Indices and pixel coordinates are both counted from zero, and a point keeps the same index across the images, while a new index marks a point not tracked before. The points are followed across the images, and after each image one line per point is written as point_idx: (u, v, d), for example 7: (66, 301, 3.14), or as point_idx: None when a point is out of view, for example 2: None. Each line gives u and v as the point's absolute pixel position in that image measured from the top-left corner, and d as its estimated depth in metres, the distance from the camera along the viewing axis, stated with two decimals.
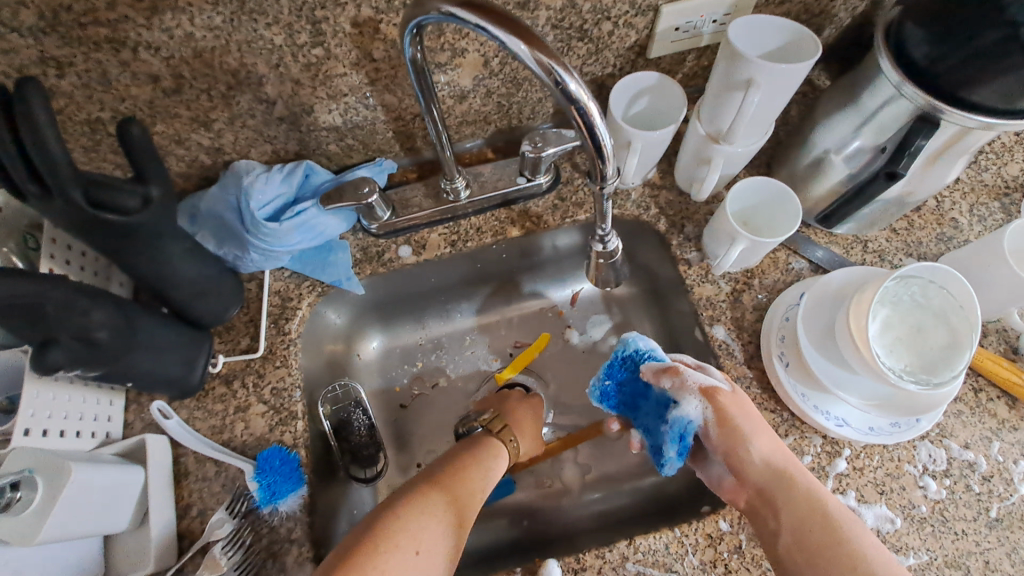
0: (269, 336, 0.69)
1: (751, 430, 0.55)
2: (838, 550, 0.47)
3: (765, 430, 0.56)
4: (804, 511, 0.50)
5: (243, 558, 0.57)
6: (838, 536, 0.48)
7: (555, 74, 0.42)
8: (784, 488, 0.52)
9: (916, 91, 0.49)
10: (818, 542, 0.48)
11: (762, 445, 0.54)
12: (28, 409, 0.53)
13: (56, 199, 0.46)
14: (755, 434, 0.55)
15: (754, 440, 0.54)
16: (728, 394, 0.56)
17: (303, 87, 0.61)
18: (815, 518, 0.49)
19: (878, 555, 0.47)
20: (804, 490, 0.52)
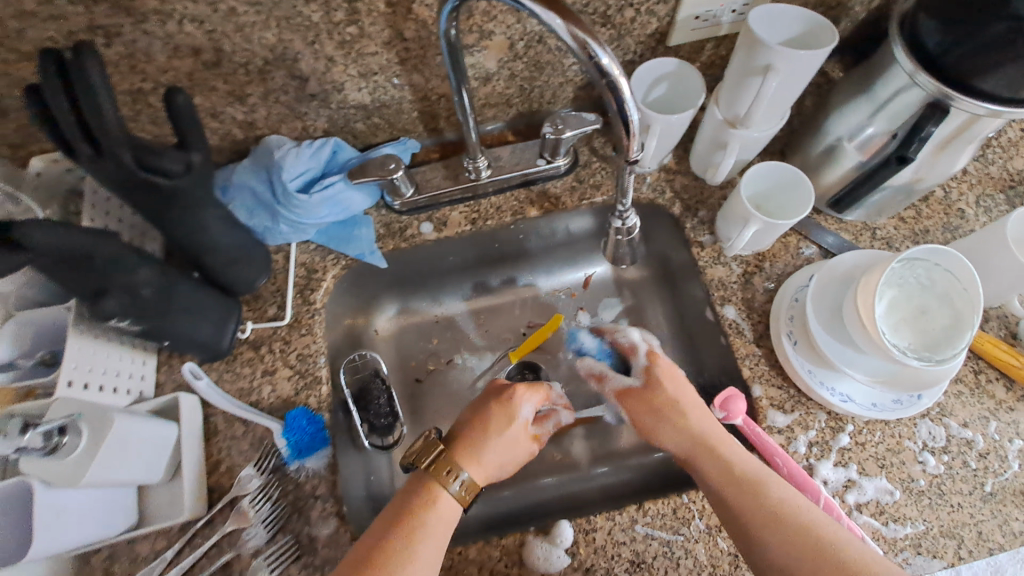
0: (295, 305, 0.72)
1: (661, 410, 0.62)
2: (761, 515, 0.51)
3: (687, 410, 0.61)
4: (725, 480, 0.55)
5: (272, 510, 0.62)
6: (750, 492, 0.53)
7: (589, 49, 0.44)
8: (708, 459, 0.57)
9: (928, 79, 0.51)
10: (740, 508, 0.53)
11: (680, 427, 0.60)
12: (72, 362, 0.56)
13: (106, 161, 0.47)
14: (673, 415, 0.61)
15: (665, 419, 0.62)
16: (639, 389, 0.66)
17: (335, 65, 0.63)
18: (737, 487, 0.54)
19: (789, 505, 0.51)
20: (726, 460, 0.56)
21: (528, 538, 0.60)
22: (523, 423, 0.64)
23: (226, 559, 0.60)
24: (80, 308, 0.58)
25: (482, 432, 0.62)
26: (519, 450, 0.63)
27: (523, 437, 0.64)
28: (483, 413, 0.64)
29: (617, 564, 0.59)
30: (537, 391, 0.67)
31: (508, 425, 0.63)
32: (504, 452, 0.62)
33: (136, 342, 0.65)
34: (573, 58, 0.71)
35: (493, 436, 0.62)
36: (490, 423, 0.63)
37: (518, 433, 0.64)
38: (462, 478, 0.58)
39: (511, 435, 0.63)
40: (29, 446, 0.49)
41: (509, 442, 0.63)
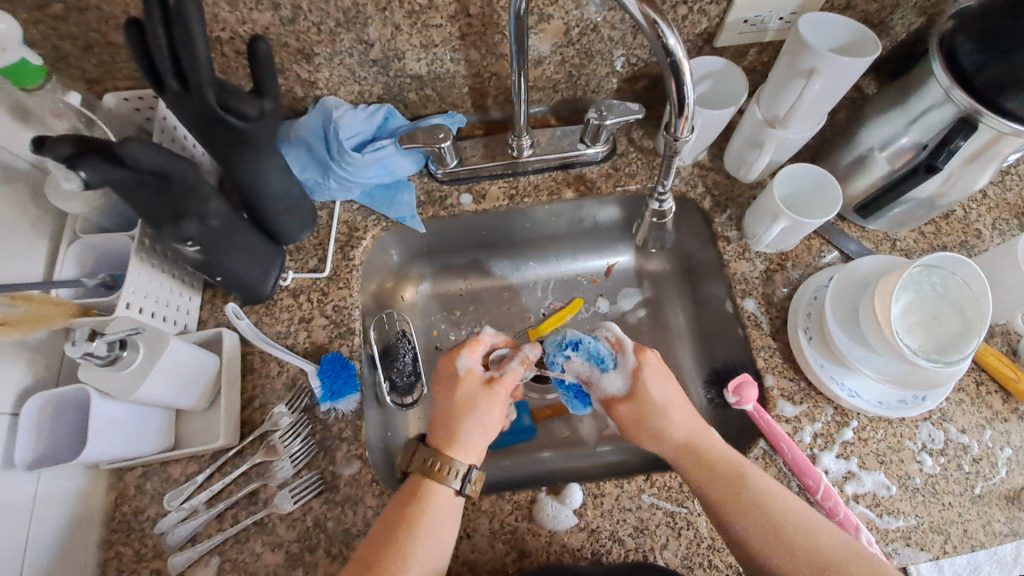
0: (335, 260, 0.75)
1: (648, 419, 0.62)
2: (748, 516, 0.54)
3: (673, 420, 0.61)
4: (712, 485, 0.57)
5: (300, 447, 0.65)
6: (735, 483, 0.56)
7: (657, 27, 0.49)
8: (695, 457, 0.59)
9: (962, 96, 0.55)
10: (727, 511, 0.55)
11: (665, 434, 0.61)
12: (131, 287, 0.59)
13: (192, 96, 0.50)
14: (657, 422, 0.62)
15: (653, 423, 0.62)
16: (621, 398, 0.64)
17: (400, 33, 0.67)
18: (722, 490, 0.56)
19: (767, 490, 0.56)
20: (710, 464, 0.58)
21: (539, 495, 0.63)
22: (471, 378, 0.61)
23: (253, 488, 0.63)
24: (142, 237, 0.61)
25: (444, 410, 0.60)
26: (483, 406, 0.59)
27: (481, 391, 0.60)
28: (439, 394, 0.62)
29: (622, 528, 0.61)
30: (470, 347, 0.64)
31: (459, 390, 0.60)
32: (472, 420, 0.59)
33: (185, 277, 0.69)
34: (622, 50, 0.74)
35: (453, 409, 0.59)
36: (443, 400, 0.61)
37: (473, 391, 0.60)
38: (456, 470, 0.56)
39: (465, 398, 0.60)
40: (95, 352, 0.52)
41: (467, 402, 0.60)
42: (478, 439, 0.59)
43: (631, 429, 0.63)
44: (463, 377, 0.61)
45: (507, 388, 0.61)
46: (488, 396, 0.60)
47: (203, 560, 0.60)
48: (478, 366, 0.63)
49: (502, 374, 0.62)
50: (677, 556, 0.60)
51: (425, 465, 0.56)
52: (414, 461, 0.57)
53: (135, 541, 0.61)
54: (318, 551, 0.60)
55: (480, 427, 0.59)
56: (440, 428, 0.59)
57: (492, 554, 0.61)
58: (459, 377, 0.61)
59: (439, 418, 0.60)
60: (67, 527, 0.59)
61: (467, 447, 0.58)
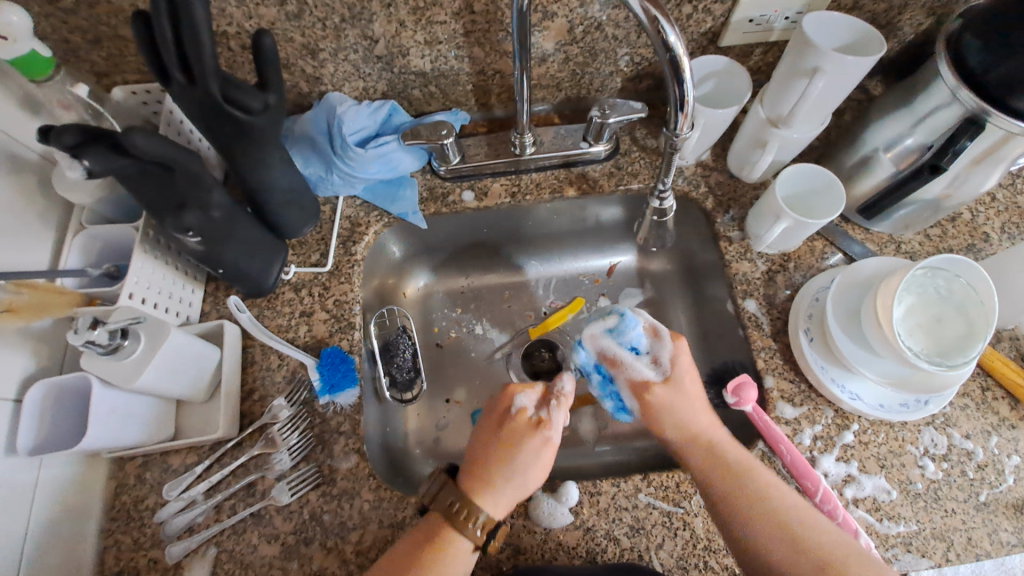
0: (337, 255, 0.75)
1: (674, 406, 0.61)
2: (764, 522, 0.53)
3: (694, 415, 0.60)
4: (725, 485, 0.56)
5: (298, 440, 0.65)
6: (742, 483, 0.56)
7: (658, 24, 0.49)
8: (701, 451, 0.59)
9: (970, 95, 0.54)
10: (741, 512, 0.54)
11: (684, 426, 0.60)
12: (135, 277, 0.60)
13: (196, 89, 0.50)
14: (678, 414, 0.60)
15: (676, 414, 0.60)
16: (658, 381, 0.61)
17: (405, 29, 0.67)
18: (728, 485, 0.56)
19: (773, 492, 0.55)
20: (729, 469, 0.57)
21: (535, 492, 0.62)
22: (525, 418, 0.60)
23: (251, 479, 0.63)
24: (146, 228, 0.61)
25: (484, 452, 0.59)
26: (530, 451, 0.58)
27: (529, 435, 0.59)
28: (489, 426, 0.61)
29: (618, 527, 0.61)
30: (532, 384, 0.63)
31: (506, 428, 0.60)
32: (534, 468, 0.58)
33: (188, 269, 0.69)
34: (626, 49, 0.74)
35: (496, 452, 0.59)
36: (494, 433, 0.60)
37: (523, 432, 0.60)
38: (482, 520, 0.55)
39: (514, 438, 0.59)
40: (96, 341, 0.53)
41: (513, 443, 0.59)
42: (513, 492, 0.57)
43: (661, 414, 0.61)
44: (514, 414, 0.61)
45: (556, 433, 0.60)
46: (538, 441, 0.59)
47: (200, 550, 0.60)
48: (532, 408, 0.62)
49: (553, 421, 0.61)
50: (672, 557, 0.59)
51: (447, 507, 0.56)
52: (436, 498, 0.57)
53: (134, 530, 0.61)
54: (314, 544, 0.60)
55: (519, 478, 0.57)
56: (481, 467, 0.58)
57: (487, 550, 0.60)
58: (512, 412, 0.61)
59: (472, 462, 0.59)
60: (67, 514, 0.60)
61: (500, 499, 0.57)
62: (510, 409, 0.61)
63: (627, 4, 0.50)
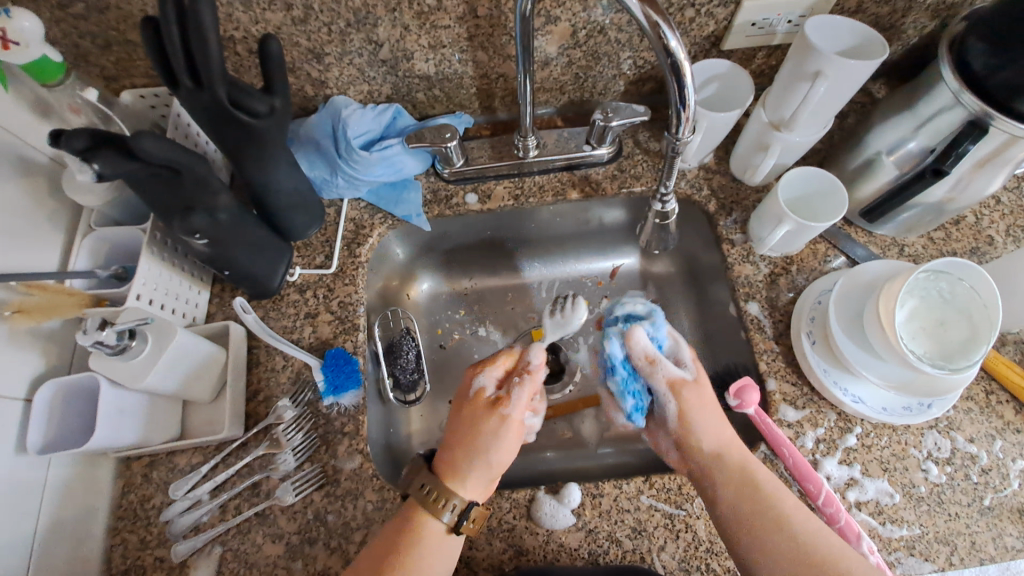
0: (342, 256, 0.76)
1: (702, 411, 0.60)
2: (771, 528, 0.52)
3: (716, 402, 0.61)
4: (737, 492, 0.55)
5: (302, 440, 0.65)
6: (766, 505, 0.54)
7: (660, 29, 0.50)
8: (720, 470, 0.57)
9: (973, 99, 0.54)
10: (757, 529, 0.53)
11: (709, 433, 0.59)
12: (141, 278, 0.61)
13: (203, 94, 0.50)
14: (704, 416, 0.60)
15: (708, 426, 0.59)
16: (688, 381, 0.61)
17: (409, 33, 0.68)
18: (750, 508, 0.54)
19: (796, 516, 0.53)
20: (740, 473, 0.56)
21: (538, 493, 0.63)
22: (484, 399, 0.61)
23: (256, 480, 0.64)
24: (153, 231, 0.62)
25: (454, 430, 0.60)
26: (489, 433, 0.58)
27: (489, 414, 0.59)
28: (456, 411, 0.62)
29: (620, 529, 0.61)
30: (495, 363, 0.63)
31: (466, 410, 0.61)
32: (506, 450, 0.58)
33: (194, 271, 0.70)
34: (629, 52, 0.74)
35: (466, 430, 0.59)
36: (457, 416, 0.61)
37: (480, 412, 0.60)
38: (453, 504, 0.55)
39: (473, 419, 0.59)
40: (105, 342, 0.53)
41: (472, 424, 0.59)
42: (480, 472, 0.57)
43: (688, 420, 0.59)
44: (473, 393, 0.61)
45: (518, 412, 0.59)
46: (495, 420, 0.59)
47: (205, 550, 0.61)
48: (493, 388, 0.62)
49: (512, 399, 0.60)
50: (674, 559, 0.59)
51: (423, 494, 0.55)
52: (414, 485, 0.57)
53: (140, 529, 0.62)
54: (318, 544, 0.61)
55: (483, 460, 0.57)
56: (450, 450, 0.58)
57: (489, 550, 0.61)
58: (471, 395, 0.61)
59: (447, 441, 0.59)
60: (75, 512, 0.60)
61: (471, 482, 0.57)
62: (471, 390, 0.62)
63: (629, 8, 0.51)
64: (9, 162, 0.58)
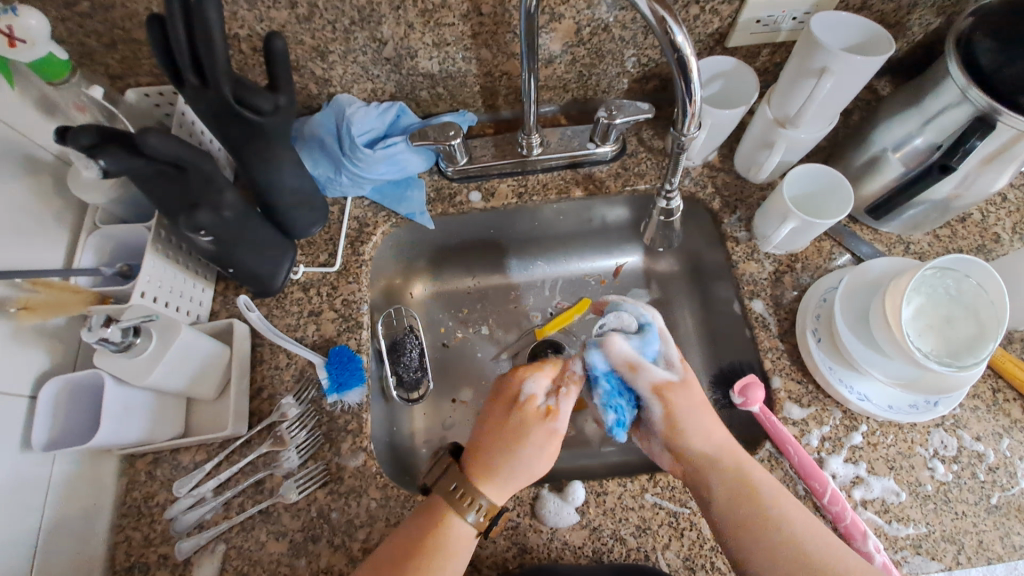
0: (345, 255, 0.76)
1: (696, 415, 0.58)
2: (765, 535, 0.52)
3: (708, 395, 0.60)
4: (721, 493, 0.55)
5: (306, 437, 0.65)
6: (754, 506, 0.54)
7: (666, 25, 0.50)
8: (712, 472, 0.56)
9: (980, 94, 0.54)
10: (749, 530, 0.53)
11: (702, 435, 0.57)
12: (147, 276, 0.61)
13: (208, 91, 0.50)
14: (698, 420, 0.58)
15: (697, 427, 0.58)
16: (676, 384, 0.59)
17: (413, 32, 0.68)
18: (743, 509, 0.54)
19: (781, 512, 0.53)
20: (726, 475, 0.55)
21: (542, 491, 0.62)
22: (531, 408, 0.59)
23: (260, 477, 0.63)
24: (158, 228, 0.62)
25: (488, 431, 0.59)
26: (536, 444, 0.57)
27: (537, 424, 0.58)
28: (491, 412, 0.60)
29: (624, 527, 0.61)
30: (543, 370, 0.61)
31: (515, 415, 0.58)
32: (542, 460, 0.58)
33: (198, 269, 0.70)
34: (632, 50, 0.74)
35: (507, 435, 0.57)
36: (493, 424, 0.59)
37: (527, 422, 0.58)
38: (480, 506, 0.55)
39: (520, 428, 0.57)
40: (110, 338, 0.53)
41: (519, 435, 0.57)
42: (518, 482, 0.57)
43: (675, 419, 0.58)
44: (524, 401, 0.59)
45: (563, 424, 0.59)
46: (544, 432, 0.58)
47: (209, 547, 0.61)
48: (541, 397, 0.59)
49: (561, 410, 0.59)
50: (679, 557, 0.59)
51: (448, 489, 0.56)
52: (438, 482, 0.57)
53: (145, 527, 0.62)
54: (321, 542, 0.61)
55: (523, 472, 0.57)
56: (482, 454, 0.57)
57: (493, 548, 0.60)
58: (519, 402, 0.59)
59: (476, 443, 0.59)
60: (79, 509, 0.60)
61: (506, 488, 0.57)
62: (518, 395, 0.60)
63: (634, 5, 0.51)
64: (15, 159, 0.58)
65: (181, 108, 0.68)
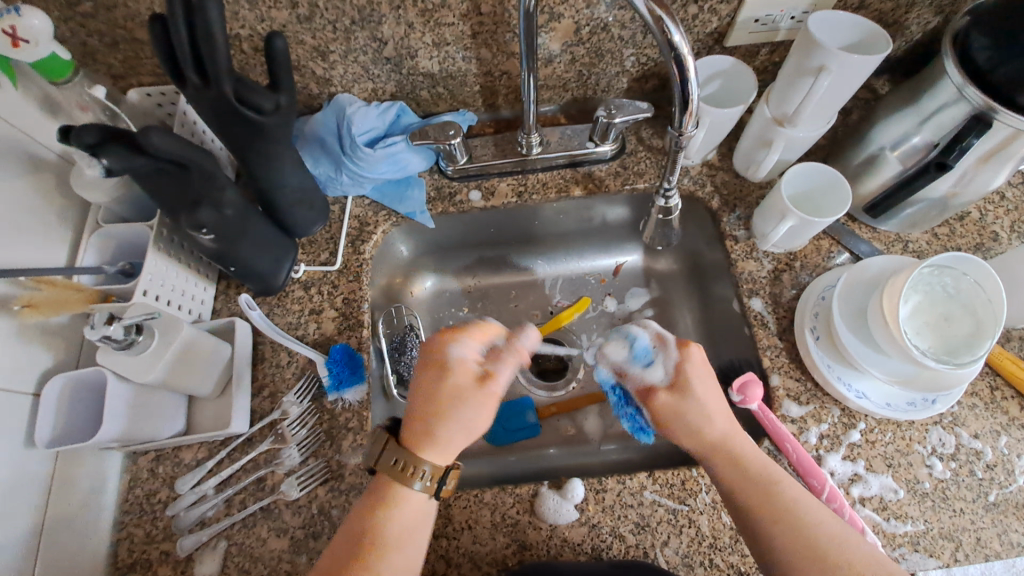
0: (346, 253, 0.76)
1: (698, 404, 0.58)
2: (785, 532, 0.51)
3: (711, 400, 0.59)
4: (734, 481, 0.55)
5: (308, 435, 0.65)
6: (770, 493, 0.53)
7: (663, 24, 0.50)
8: (723, 462, 0.56)
9: (976, 92, 0.54)
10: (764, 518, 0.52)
11: (703, 424, 0.58)
12: (149, 274, 0.61)
13: (210, 90, 0.51)
14: (685, 422, 0.58)
15: (700, 416, 0.58)
16: (663, 387, 0.61)
17: (413, 31, 0.68)
18: (757, 498, 0.53)
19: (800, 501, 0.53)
20: (738, 462, 0.55)
21: (542, 488, 0.63)
22: (464, 371, 0.56)
23: (261, 474, 0.64)
24: (160, 227, 0.63)
25: (420, 396, 0.55)
26: (472, 407, 0.54)
27: (472, 389, 0.55)
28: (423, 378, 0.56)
29: (623, 524, 0.61)
30: (473, 332, 0.59)
31: (448, 380, 0.55)
32: (480, 421, 0.55)
33: (200, 268, 0.70)
34: (631, 50, 0.75)
35: (438, 401, 0.54)
36: (424, 390, 0.55)
37: (463, 387, 0.55)
38: (427, 471, 0.53)
39: (451, 394, 0.54)
40: (113, 335, 0.53)
41: (456, 397, 0.54)
42: (457, 442, 0.54)
43: (671, 417, 0.59)
44: (454, 366, 0.56)
45: (501, 388, 0.56)
46: (481, 395, 0.55)
47: (211, 543, 0.61)
48: (473, 360, 0.57)
49: (499, 375, 0.57)
50: (678, 554, 0.60)
51: (388, 466, 0.52)
52: (378, 460, 0.53)
53: (147, 524, 0.63)
54: (322, 538, 0.61)
55: (463, 434, 0.54)
56: (416, 420, 0.54)
57: (492, 545, 0.61)
58: (449, 367, 0.56)
59: (410, 408, 0.55)
60: (82, 506, 0.61)
61: (447, 451, 0.54)
62: (449, 360, 0.56)
63: (632, 4, 0.51)
64: (18, 158, 0.59)
65: (183, 108, 0.68)
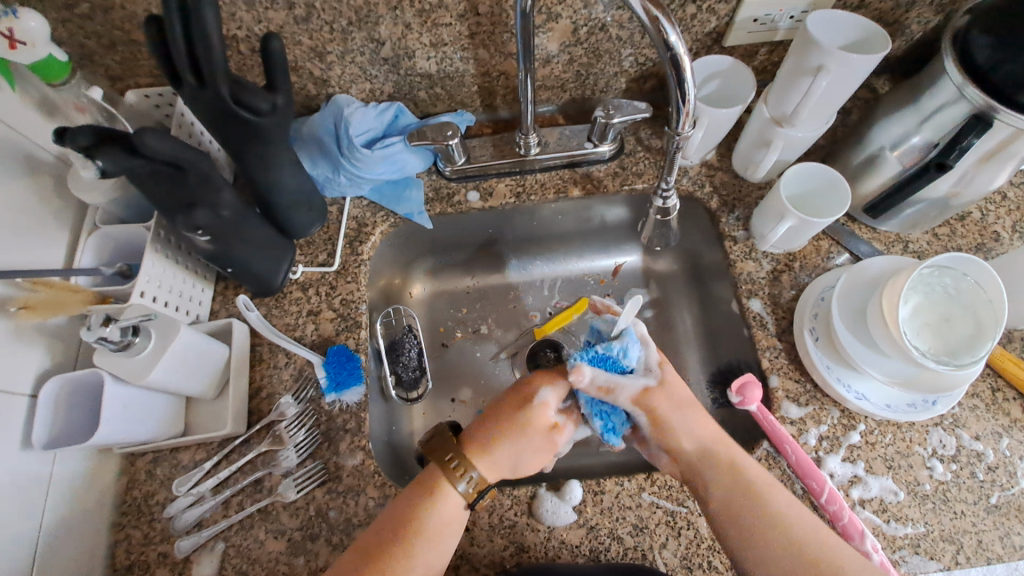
0: (344, 254, 0.76)
1: (681, 410, 0.59)
2: (771, 542, 0.53)
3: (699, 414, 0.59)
4: (728, 490, 0.55)
5: (305, 436, 0.65)
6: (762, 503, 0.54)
7: (659, 23, 0.50)
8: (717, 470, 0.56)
9: (976, 91, 0.54)
10: (752, 524, 0.53)
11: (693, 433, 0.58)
12: (146, 276, 0.61)
13: (206, 90, 0.51)
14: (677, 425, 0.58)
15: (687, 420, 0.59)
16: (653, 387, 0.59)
17: (411, 32, 0.68)
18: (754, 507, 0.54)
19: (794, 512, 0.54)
20: (737, 469, 0.56)
21: (540, 490, 0.62)
22: (542, 417, 0.60)
23: (258, 476, 0.64)
24: (157, 228, 0.63)
25: (498, 422, 0.59)
26: (533, 446, 0.59)
27: (540, 432, 0.60)
28: (502, 405, 0.61)
29: (621, 526, 0.61)
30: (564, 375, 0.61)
31: (523, 414, 0.59)
32: (523, 461, 0.59)
33: (197, 269, 0.70)
34: (630, 50, 0.74)
35: (504, 431, 0.59)
36: (505, 414, 0.60)
37: (530, 430, 0.59)
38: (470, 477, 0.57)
39: (528, 422, 0.59)
40: (109, 338, 0.53)
41: (520, 434, 0.59)
42: (507, 468, 0.59)
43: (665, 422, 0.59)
44: (536, 407, 0.59)
45: (563, 438, 0.61)
46: (544, 439, 0.60)
47: (208, 545, 0.61)
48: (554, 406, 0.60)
49: (565, 428, 0.62)
50: (676, 557, 0.59)
51: (443, 459, 0.58)
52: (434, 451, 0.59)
53: (144, 525, 0.63)
54: (319, 540, 0.61)
55: (514, 464, 0.59)
56: (483, 435, 0.59)
57: (490, 547, 0.60)
58: (532, 403, 0.60)
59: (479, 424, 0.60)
60: (78, 507, 0.61)
61: (491, 469, 0.59)
62: (532, 399, 0.60)
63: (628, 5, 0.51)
64: (15, 159, 0.59)
65: (179, 109, 0.68)
